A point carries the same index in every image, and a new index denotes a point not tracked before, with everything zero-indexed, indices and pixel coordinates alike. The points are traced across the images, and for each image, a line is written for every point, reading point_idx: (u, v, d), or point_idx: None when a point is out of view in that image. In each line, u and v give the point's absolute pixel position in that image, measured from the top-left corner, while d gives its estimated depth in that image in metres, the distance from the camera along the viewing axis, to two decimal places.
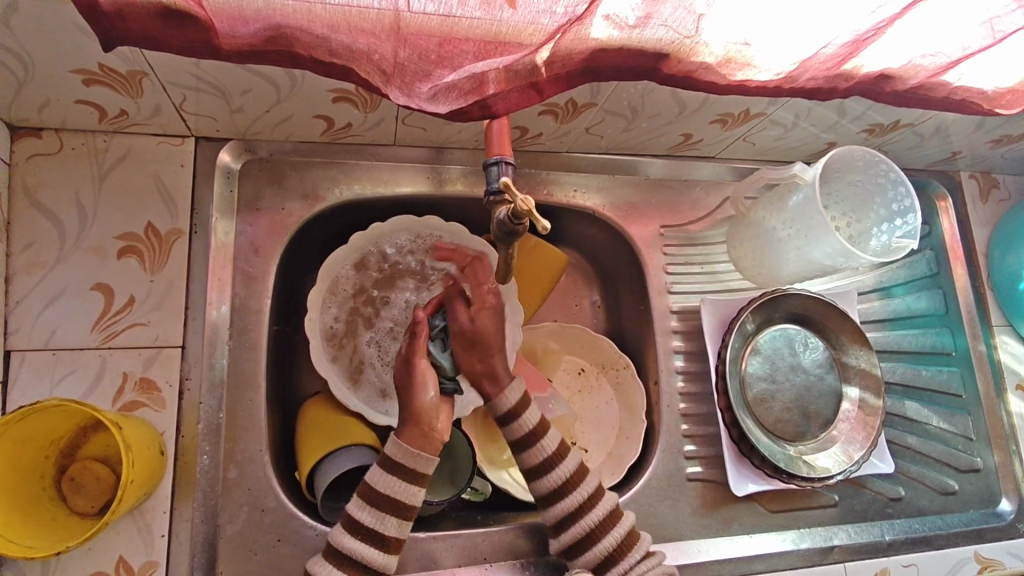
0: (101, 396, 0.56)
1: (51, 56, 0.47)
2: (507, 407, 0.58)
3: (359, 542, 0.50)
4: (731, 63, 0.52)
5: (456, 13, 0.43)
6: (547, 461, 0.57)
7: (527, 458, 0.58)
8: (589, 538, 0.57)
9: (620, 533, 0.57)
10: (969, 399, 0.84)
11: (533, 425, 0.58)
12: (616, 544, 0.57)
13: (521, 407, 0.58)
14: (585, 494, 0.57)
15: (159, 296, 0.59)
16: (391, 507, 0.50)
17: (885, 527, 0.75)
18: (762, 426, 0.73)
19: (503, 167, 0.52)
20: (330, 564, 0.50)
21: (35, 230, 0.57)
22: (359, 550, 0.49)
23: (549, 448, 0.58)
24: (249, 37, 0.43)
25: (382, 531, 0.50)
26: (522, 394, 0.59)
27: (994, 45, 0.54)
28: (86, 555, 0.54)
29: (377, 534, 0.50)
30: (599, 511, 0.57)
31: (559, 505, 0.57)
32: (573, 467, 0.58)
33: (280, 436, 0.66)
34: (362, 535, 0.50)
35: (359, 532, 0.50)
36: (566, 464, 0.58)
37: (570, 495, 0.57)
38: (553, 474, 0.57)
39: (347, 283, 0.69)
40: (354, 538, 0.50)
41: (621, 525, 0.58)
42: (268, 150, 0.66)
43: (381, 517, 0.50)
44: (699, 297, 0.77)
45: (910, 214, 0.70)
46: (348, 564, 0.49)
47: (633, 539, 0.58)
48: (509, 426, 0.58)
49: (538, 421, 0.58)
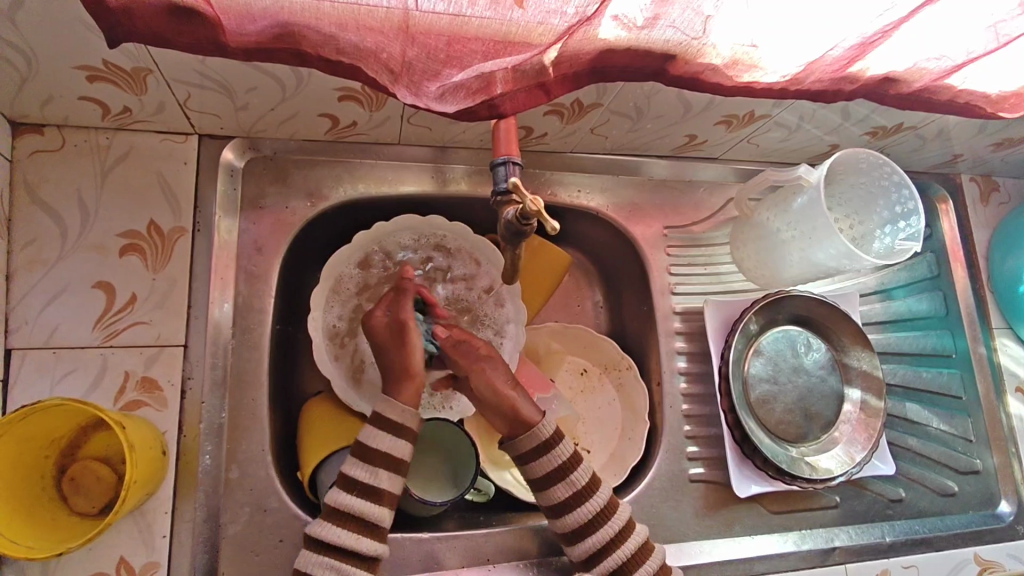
0: (103, 395, 0.56)
1: (53, 52, 0.47)
2: (534, 444, 0.58)
3: (353, 496, 0.52)
4: (737, 64, 0.52)
5: (466, 13, 0.42)
6: (579, 494, 0.57)
7: (555, 494, 0.57)
8: (624, 570, 0.56)
9: (637, 541, 0.58)
10: (969, 401, 0.84)
11: (547, 436, 0.58)
12: (626, 558, 0.57)
13: (552, 441, 0.58)
14: (615, 528, 0.57)
15: (162, 295, 0.59)
16: (384, 462, 0.53)
17: (886, 528, 0.75)
18: (764, 427, 0.73)
19: (511, 168, 0.52)
20: (328, 522, 0.51)
21: (38, 227, 0.56)
22: (354, 505, 0.52)
23: (580, 482, 0.57)
24: (256, 35, 0.42)
25: (376, 485, 0.53)
26: (553, 430, 0.59)
27: (999, 49, 0.54)
28: (87, 554, 0.53)
29: (370, 488, 0.52)
30: (614, 525, 0.57)
31: (588, 539, 0.57)
32: (604, 499, 0.58)
33: (282, 436, 0.65)
34: (357, 491, 0.52)
35: (354, 489, 0.52)
36: (602, 493, 0.58)
37: (601, 529, 0.57)
38: (583, 507, 0.57)
39: (350, 282, 0.69)
40: (349, 494, 0.52)
41: (634, 539, 0.57)
42: (272, 149, 0.66)
43: (374, 472, 0.53)
44: (702, 298, 0.77)
45: (914, 216, 0.70)
46: (347, 521, 0.51)
47: (646, 552, 0.58)
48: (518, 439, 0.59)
49: (571, 453, 0.58)
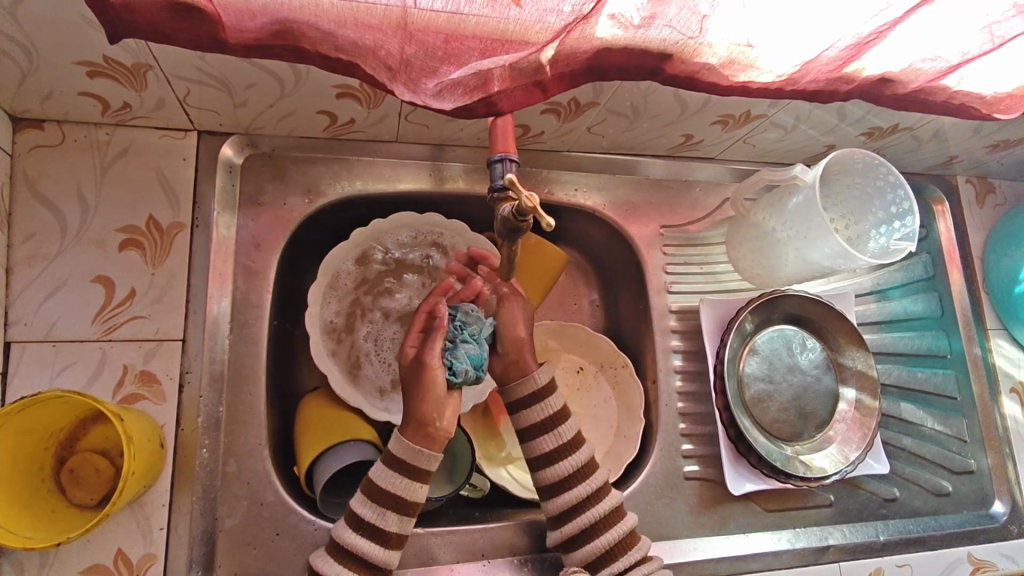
0: (102, 388, 0.56)
1: (55, 48, 0.47)
2: (531, 389, 0.61)
3: (358, 536, 0.51)
4: (734, 64, 0.52)
5: (463, 11, 0.43)
6: (559, 451, 0.59)
7: (539, 445, 0.60)
8: (594, 528, 0.58)
9: (609, 505, 0.59)
10: (963, 401, 0.85)
11: (539, 387, 0.61)
12: (597, 519, 0.58)
13: (542, 393, 0.61)
14: (592, 488, 0.59)
15: (160, 289, 0.59)
16: (392, 503, 0.52)
17: (879, 527, 0.76)
18: (760, 426, 0.74)
19: (507, 165, 0.52)
20: (330, 557, 0.51)
21: (38, 221, 0.57)
22: (357, 544, 0.51)
23: (566, 436, 0.60)
24: (255, 31, 0.43)
25: (383, 527, 0.51)
26: (546, 379, 0.61)
27: (994, 50, 0.54)
28: (84, 547, 0.54)
29: (376, 529, 0.51)
30: (588, 486, 0.59)
31: (566, 495, 0.58)
32: (584, 458, 0.60)
33: (280, 431, 0.66)
34: (363, 531, 0.51)
35: (359, 527, 0.51)
36: (580, 454, 0.60)
37: (580, 485, 0.59)
38: (565, 462, 0.59)
39: (348, 278, 0.69)
40: (354, 534, 0.51)
41: (605, 503, 0.58)
42: (270, 145, 0.66)
43: (382, 514, 0.51)
44: (698, 297, 0.78)
45: (908, 217, 0.70)
46: (345, 558, 0.50)
47: (615, 518, 0.59)
48: (513, 385, 0.61)
49: (559, 407, 0.61)
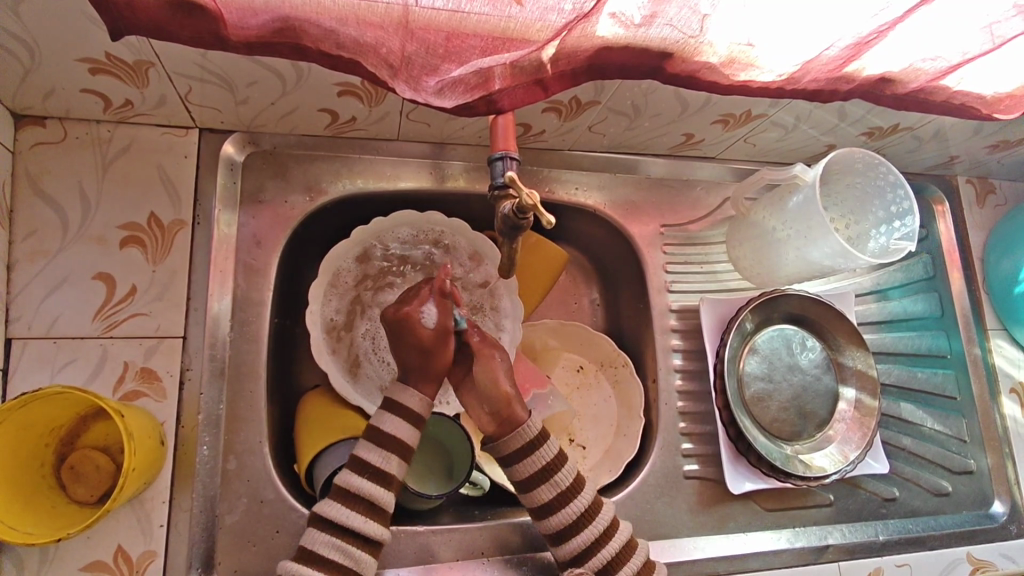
0: (103, 384, 0.56)
1: (57, 46, 0.47)
2: (519, 445, 0.57)
3: (366, 479, 0.52)
4: (734, 63, 0.52)
5: (464, 9, 0.43)
6: (560, 498, 0.57)
7: (538, 495, 0.57)
8: (608, 570, 0.57)
9: (620, 541, 0.58)
10: (964, 401, 0.85)
11: (530, 439, 0.57)
12: (609, 559, 0.57)
13: (538, 440, 0.57)
14: (600, 529, 0.57)
15: (161, 286, 0.59)
16: (397, 448, 0.54)
17: (879, 527, 0.76)
18: (759, 425, 0.74)
19: (508, 163, 0.52)
20: (337, 503, 0.52)
21: (39, 218, 0.57)
22: (363, 487, 0.52)
23: (564, 483, 0.57)
24: (257, 29, 0.43)
25: (387, 470, 0.53)
26: (537, 430, 0.58)
27: (994, 50, 0.55)
28: (84, 543, 0.54)
29: (381, 473, 0.53)
30: (596, 529, 0.57)
31: (573, 540, 0.57)
32: (588, 501, 0.58)
33: (280, 429, 0.66)
34: (369, 475, 0.53)
35: (365, 471, 0.53)
36: (582, 497, 0.57)
37: (585, 530, 0.57)
38: (568, 508, 0.57)
39: (348, 276, 0.69)
40: (362, 478, 0.52)
41: (616, 541, 0.57)
42: (271, 143, 0.66)
43: (386, 456, 0.53)
44: (698, 296, 0.78)
45: (909, 216, 0.70)
46: (354, 503, 0.52)
47: (629, 552, 0.58)
48: (504, 438, 0.57)
49: (555, 454, 0.58)
